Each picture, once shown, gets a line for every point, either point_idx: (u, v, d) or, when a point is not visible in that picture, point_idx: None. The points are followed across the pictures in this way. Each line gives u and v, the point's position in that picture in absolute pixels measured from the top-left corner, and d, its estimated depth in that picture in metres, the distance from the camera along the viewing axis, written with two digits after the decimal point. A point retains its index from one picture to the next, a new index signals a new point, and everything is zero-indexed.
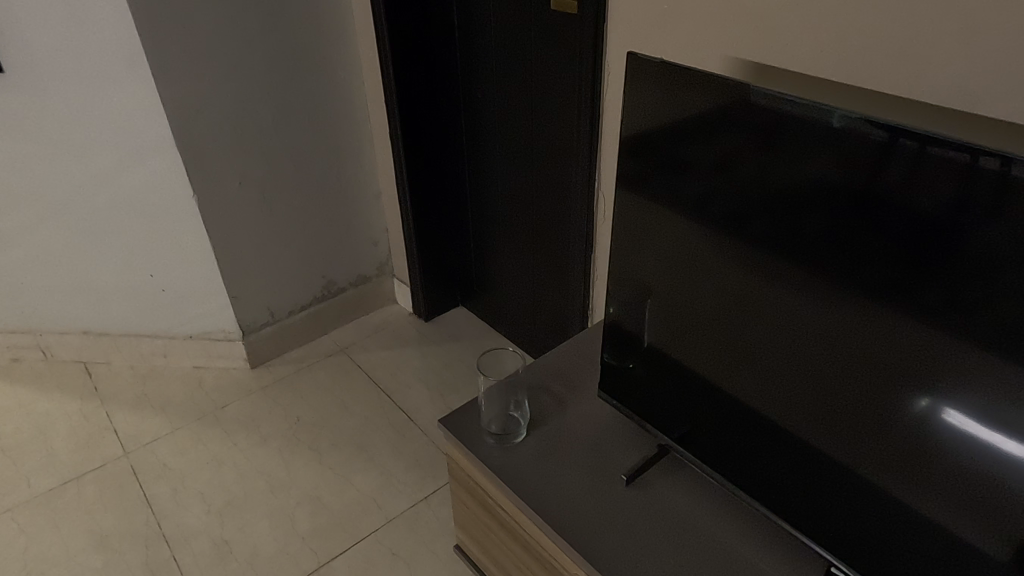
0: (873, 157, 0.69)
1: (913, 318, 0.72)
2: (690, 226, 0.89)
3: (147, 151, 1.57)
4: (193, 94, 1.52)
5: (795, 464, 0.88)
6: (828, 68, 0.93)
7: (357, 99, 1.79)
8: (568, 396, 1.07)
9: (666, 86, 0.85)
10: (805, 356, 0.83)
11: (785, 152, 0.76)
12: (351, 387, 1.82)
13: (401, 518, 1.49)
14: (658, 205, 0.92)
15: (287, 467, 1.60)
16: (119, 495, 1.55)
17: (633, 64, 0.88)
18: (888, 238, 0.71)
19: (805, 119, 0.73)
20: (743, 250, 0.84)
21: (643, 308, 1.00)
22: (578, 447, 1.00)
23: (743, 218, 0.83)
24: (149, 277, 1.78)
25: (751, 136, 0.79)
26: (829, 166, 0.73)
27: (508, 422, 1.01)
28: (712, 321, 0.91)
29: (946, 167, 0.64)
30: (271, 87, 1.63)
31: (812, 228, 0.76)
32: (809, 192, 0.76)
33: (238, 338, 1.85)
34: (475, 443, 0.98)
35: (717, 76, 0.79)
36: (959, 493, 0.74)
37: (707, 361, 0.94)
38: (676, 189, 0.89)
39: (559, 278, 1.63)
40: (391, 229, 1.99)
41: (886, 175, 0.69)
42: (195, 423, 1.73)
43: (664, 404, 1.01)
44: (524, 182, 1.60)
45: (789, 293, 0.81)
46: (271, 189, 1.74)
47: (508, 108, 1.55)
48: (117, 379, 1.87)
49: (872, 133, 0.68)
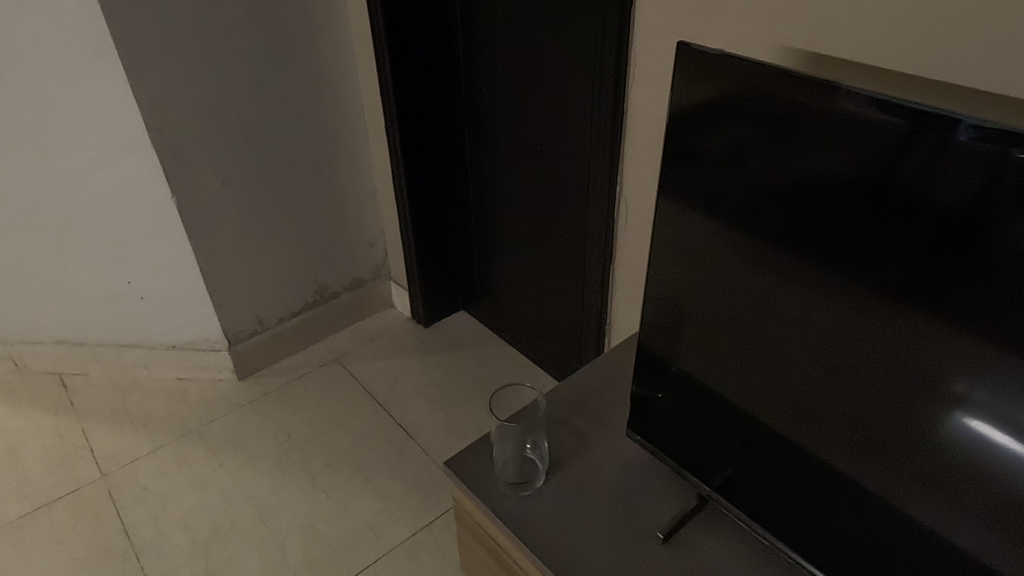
0: (897, 144, 0.59)
1: (934, 330, 0.62)
2: (720, 240, 0.76)
3: (120, 149, 1.43)
4: (171, 88, 1.39)
5: (805, 490, 0.79)
6: (896, 60, 0.80)
7: (351, 90, 1.65)
8: (592, 432, 0.95)
9: (697, 79, 0.72)
10: (843, 383, 0.71)
11: (798, 138, 0.66)
12: (346, 401, 1.70)
13: (401, 549, 1.37)
14: (675, 211, 0.80)
15: (277, 491, 1.48)
16: (95, 523, 1.43)
17: (682, 59, 0.73)
18: (909, 238, 0.61)
19: (822, 100, 0.63)
20: (780, 265, 0.71)
21: (676, 337, 0.86)
22: (604, 494, 0.87)
23: (778, 228, 0.70)
24: (127, 285, 1.65)
25: (760, 118, 0.68)
26: (843, 153, 0.63)
27: (525, 471, 0.88)
28: (714, 329, 0.81)
29: (980, 157, 0.55)
30: (257, 78, 1.49)
31: (842, 233, 0.65)
32: (840, 191, 0.64)
33: (225, 348, 1.73)
34: (487, 491, 0.86)
35: (748, 64, 0.67)
36: (1007, 543, 0.63)
37: (739, 392, 0.81)
38: (695, 191, 0.77)
39: (574, 284, 1.50)
40: (388, 229, 1.87)
41: (909, 165, 0.59)
42: (178, 441, 1.61)
43: (700, 446, 0.87)
44: (535, 182, 1.48)
45: (795, 298, 0.72)
46: (257, 189, 1.60)
47: (516, 101, 1.42)
48: (94, 392, 1.75)
49: (896, 115, 0.58)
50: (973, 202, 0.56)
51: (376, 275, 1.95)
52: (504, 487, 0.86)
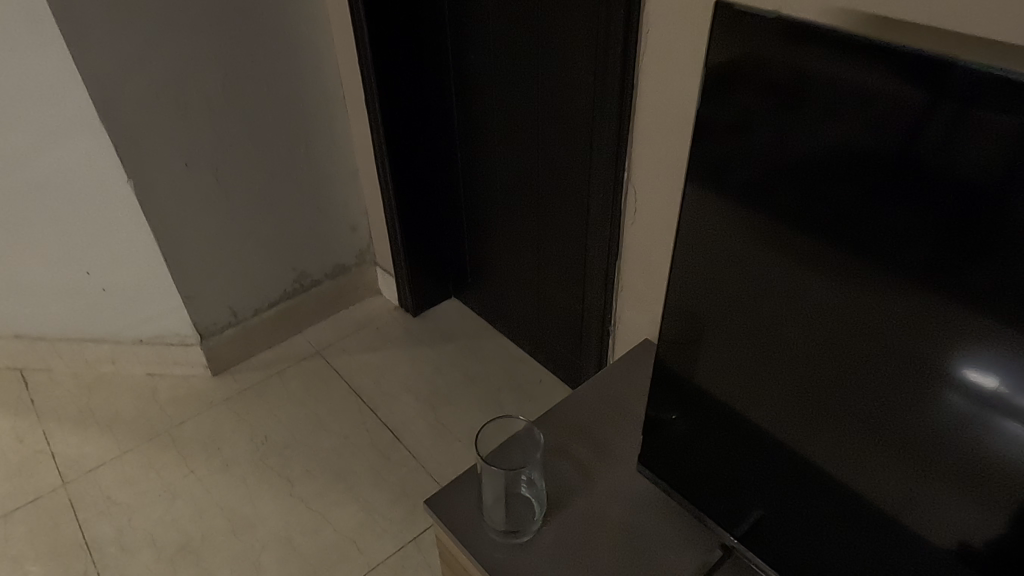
0: (900, 108, 0.48)
1: (937, 332, 0.52)
2: (768, 250, 0.60)
3: (67, 129, 1.28)
4: (120, 59, 1.23)
5: (841, 539, 0.66)
6: (963, 28, 0.66)
7: (327, 60, 1.50)
8: (596, 467, 0.83)
9: (741, 52, 0.56)
10: (923, 432, 0.55)
11: (785, 103, 0.54)
12: (328, 399, 1.58)
13: (386, 566, 1.26)
14: (710, 215, 0.64)
15: (252, 501, 1.37)
16: (54, 538, 1.32)
17: (720, 26, 0.56)
18: (912, 222, 0.50)
19: (815, 56, 0.51)
20: (849, 285, 0.56)
21: (707, 364, 0.71)
22: (610, 538, 0.76)
23: (851, 240, 0.54)
24: (85, 275, 1.51)
25: (770, 80, 0.55)
26: (838, 121, 0.52)
27: (518, 517, 0.75)
28: (708, 330, 0.69)
29: (1005, 125, 0.43)
30: (220, 48, 1.34)
31: (940, 250, 0.49)
32: (938, 195, 0.48)
33: (196, 342, 1.60)
34: (477, 540, 0.74)
35: (810, 31, 0.51)
36: None
37: (787, 431, 0.66)
38: (737, 194, 0.60)
39: (575, 277, 1.37)
40: (372, 212, 1.73)
41: (914, 134, 0.48)
42: (147, 445, 1.49)
43: (721, 487, 0.74)
44: (531, 163, 1.34)
45: (777, 290, 0.61)
46: (225, 172, 1.46)
47: (508, 72, 1.27)
48: (57, 390, 1.62)
49: (989, 90, 0.43)
50: (993, 180, 0.45)
51: (361, 260, 1.82)
52: (494, 538, 0.73)
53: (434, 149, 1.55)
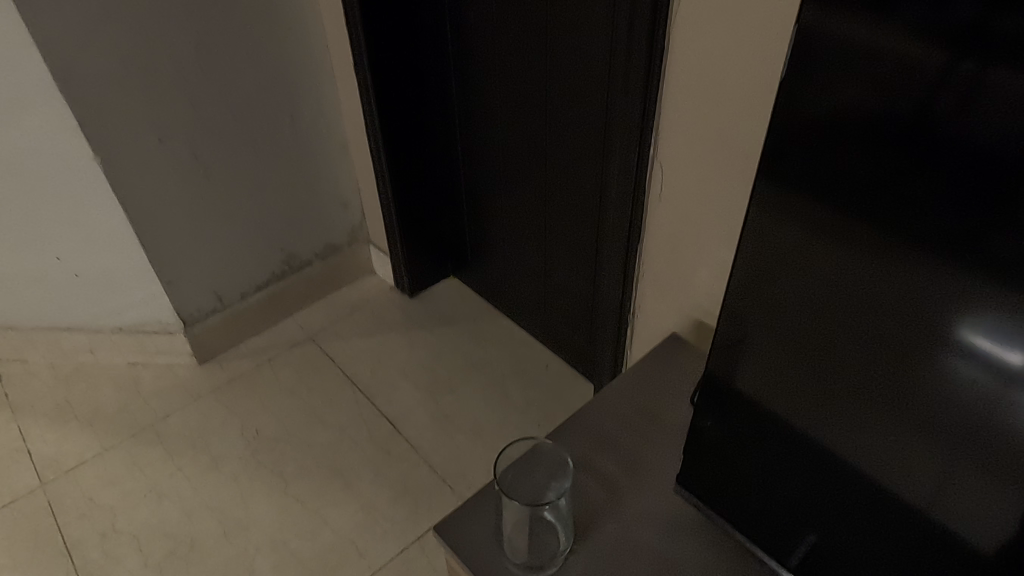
0: (901, 64, 0.41)
1: None
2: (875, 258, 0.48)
3: (24, 103, 1.16)
4: (79, 24, 1.10)
5: None
6: None
7: (311, 22, 1.37)
8: (627, 488, 0.74)
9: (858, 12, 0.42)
10: None
11: (919, 81, 0.41)
12: (322, 389, 1.49)
13: (389, 569, 1.19)
14: (795, 215, 0.51)
15: (245, 501, 1.29)
16: (33, 544, 1.24)
17: None
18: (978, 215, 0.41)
19: (853, 17, 0.43)
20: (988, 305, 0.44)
21: (779, 386, 0.59)
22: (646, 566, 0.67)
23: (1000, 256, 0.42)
24: (56, 261, 1.40)
25: (897, 51, 0.41)
26: (999, 105, 0.39)
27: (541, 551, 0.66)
28: (783, 347, 0.58)
29: None
30: (191, 10, 1.20)
31: None
32: None
33: (179, 330, 1.50)
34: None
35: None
36: None
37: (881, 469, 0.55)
38: (836, 193, 0.48)
39: (589, 256, 1.27)
40: (364, 188, 1.62)
41: (917, 94, 0.41)
42: (130, 442, 1.40)
43: (774, 516, 0.65)
44: (540, 132, 1.22)
45: (884, 304, 0.49)
46: (204, 148, 1.34)
47: (513, 33, 1.15)
48: (33, 382, 1.52)
49: None
50: (1015, 140, 0.39)
51: (353, 238, 1.71)
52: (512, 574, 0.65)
53: (429, 117, 1.44)
